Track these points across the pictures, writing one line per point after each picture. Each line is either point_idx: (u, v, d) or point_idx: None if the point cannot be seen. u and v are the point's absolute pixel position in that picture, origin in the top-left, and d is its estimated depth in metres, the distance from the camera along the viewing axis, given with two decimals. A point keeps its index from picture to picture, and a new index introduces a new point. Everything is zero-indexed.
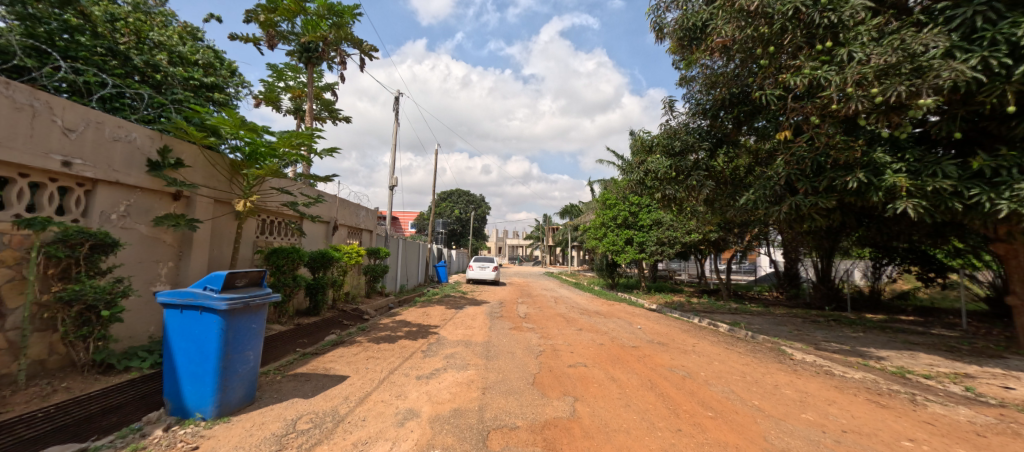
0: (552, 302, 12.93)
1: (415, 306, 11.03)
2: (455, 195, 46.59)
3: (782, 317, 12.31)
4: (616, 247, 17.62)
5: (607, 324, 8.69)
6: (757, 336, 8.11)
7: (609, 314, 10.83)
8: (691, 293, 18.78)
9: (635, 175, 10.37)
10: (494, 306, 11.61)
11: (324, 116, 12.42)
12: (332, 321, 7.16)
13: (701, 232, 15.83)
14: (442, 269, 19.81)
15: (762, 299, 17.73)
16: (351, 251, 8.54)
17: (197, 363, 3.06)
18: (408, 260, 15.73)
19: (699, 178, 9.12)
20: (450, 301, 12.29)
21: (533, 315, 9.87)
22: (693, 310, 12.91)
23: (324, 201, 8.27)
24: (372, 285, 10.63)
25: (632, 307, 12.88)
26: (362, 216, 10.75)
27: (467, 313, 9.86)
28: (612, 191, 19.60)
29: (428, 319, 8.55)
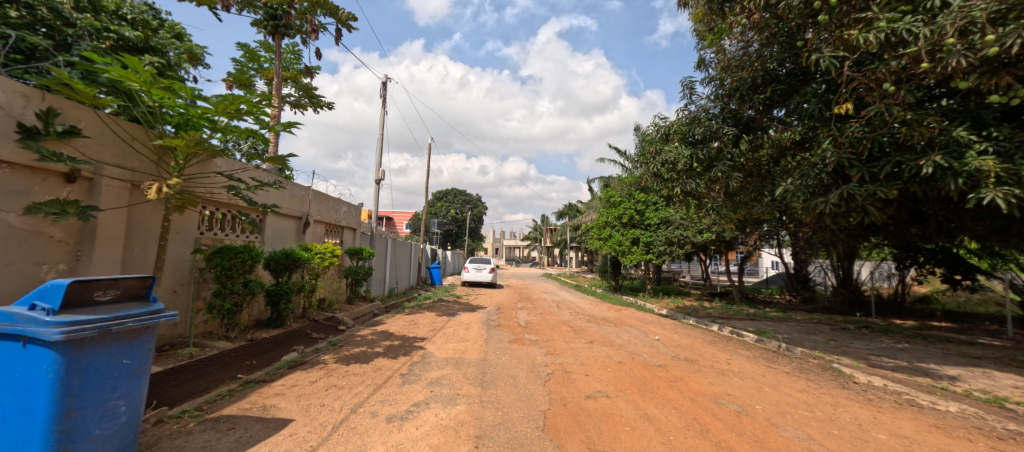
0: (554, 308, 11.77)
1: (403, 313, 9.87)
2: (451, 195, 45.43)
3: (806, 323, 11.26)
4: (621, 247, 16.52)
5: (621, 335, 7.57)
6: (795, 349, 7.02)
7: (620, 322, 9.70)
8: (701, 296, 17.67)
9: (648, 166, 9.28)
10: (491, 312, 10.47)
11: (304, 103, 11.31)
12: (297, 334, 6.01)
13: (713, 231, 14.76)
14: (435, 271, 18.64)
15: (776, 303, 16.68)
16: (326, 251, 7.39)
17: (17, 426, 1.91)
18: (398, 262, 14.56)
19: (723, 168, 8.02)
20: (443, 306, 11.14)
21: (535, 323, 8.74)
22: (708, 316, 11.83)
23: (292, 193, 7.15)
24: (354, 289, 9.48)
25: (642, 313, 11.77)
26: (342, 212, 9.60)
27: (461, 322, 8.72)
28: (617, 188, 18.51)
29: (415, 330, 7.41)
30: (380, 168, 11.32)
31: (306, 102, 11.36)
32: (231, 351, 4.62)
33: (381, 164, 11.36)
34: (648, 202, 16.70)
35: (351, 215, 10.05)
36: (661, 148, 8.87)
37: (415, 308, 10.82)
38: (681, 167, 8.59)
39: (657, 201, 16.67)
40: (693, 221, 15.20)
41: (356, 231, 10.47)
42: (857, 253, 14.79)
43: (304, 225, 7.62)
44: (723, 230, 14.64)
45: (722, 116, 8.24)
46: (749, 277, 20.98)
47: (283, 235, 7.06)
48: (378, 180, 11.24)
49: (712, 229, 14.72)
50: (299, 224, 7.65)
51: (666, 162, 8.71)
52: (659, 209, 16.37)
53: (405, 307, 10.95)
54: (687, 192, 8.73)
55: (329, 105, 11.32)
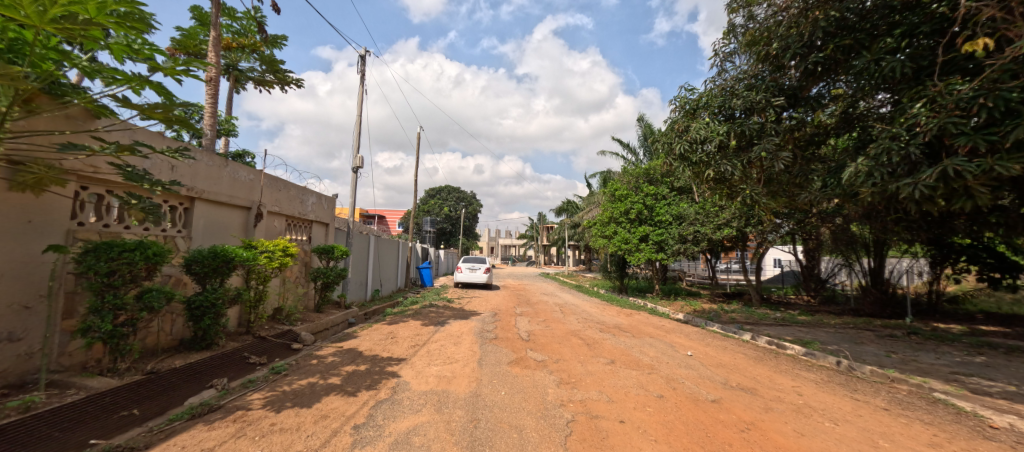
0: (558, 314, 10.33)
1: (383, 322, 8.40)
2: (444, 193, 43.88)
3: (844, 329, 9.92)
4: (629, 245, 15.13)
5: (646, 351, 6.16)
6: (865, 368, 5.64)
7: (639, 331, 8.28)
8: (714, 298, 16.29)
9: (672, 147, 7.88)
10: (485, 320, 9.03)
11: (269, 79, 9.81)
12: (226, 359, 4.51)
13: (732, 226, 13.35)
14: (425, 271, 17.15)
15: (796, 304, 15.37)
16: (285, 249, 5.92)
17: None
18: (382, 262, 13.06)
19: (768, 146, 6.58)
20: (430, 313, 9.64)
21: (538, 334, 7.30)
22: (732, 321, 10.45)
23: (229, 176, 5.66)
24: (323, 295, 8.00)
25: (657, 319, 10.39)
26: (310, 203, 8.12)
27: (449, 333, 7.26)
28: (622, 181, 17.10)
29: (390, 347, 5.94)
30: (357, 155, 9.82)
31: (272, 79, 9.87)
32: (98, 394, 3.12)
33: (358, 149, 9.83)
34: (658, 196, 15.34)
35: (320, 207, 8.55)
36: (688, 125, 7.46)
37: (398, 315, 9.36)
38: (714, 146, 7.18)
39: (667, 195, 15.30)
40: (710, 216, 13.81)
41: (330, 225, 9.01)
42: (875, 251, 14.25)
43: (257, 216, 6.16)
44: (743, 226, 13.21)
45: (764, 84, 6.80)
46: (761, 276, 19.68)
47: (224, 227, 5.61)
48: (355, 168, 9.73)
49: (730, 224, 13.32)
50: (251, 214, 6.19)
51: (695, 141, 7.29)
52: (670, 204, 14.99)
53: (387, 314, 9.49)
54: (720, 177, 7.31)
55: (298, 82, 9.84)
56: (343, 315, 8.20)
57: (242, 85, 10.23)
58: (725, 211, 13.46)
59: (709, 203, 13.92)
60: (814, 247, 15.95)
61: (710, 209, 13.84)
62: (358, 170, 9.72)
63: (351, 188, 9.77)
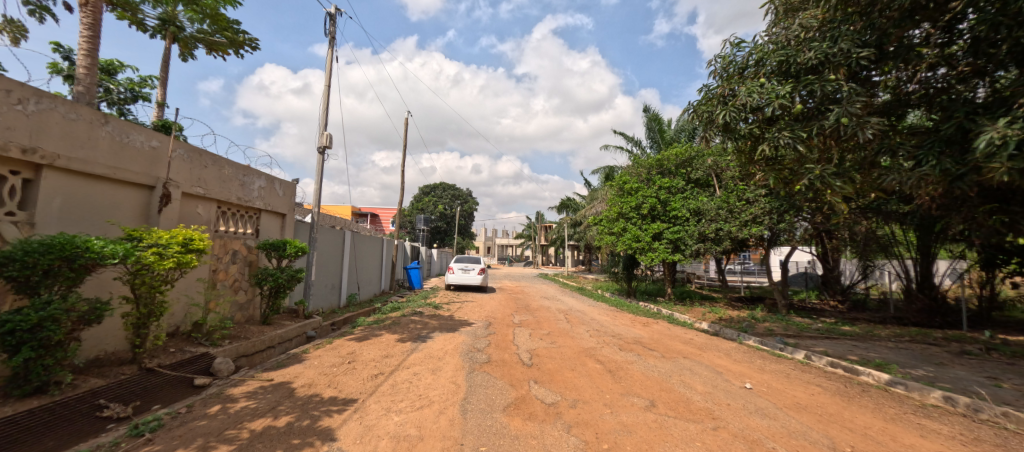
0: (564, 324, 8.74)
1: (349, 336, 6.77)
2: (439, 189, 42.11)
3: (904, 343, 8.36)
4: (642, 243, 13.57)
5: (690, 384, 4.55)
6: (997, 411, 4.07)
7: (667, 348, 6.68)
8: (733, 302, 14.76)
9: (712, 119, 6.28)
10: (476, 332, 7.40)
11: (219, 41, 8.24)
12: (58, 414, 2.86)
13: (763, 223, 11.40)
14: (414, 272, 15.54)
15: (825, 311, 13.80)
16: (190, 241, 4.06)
17: None
18: (360, 262, 11.41)
19: (851, 110, 4.96)
20: (411, 323, 8.01)
21: (542, 354, 5.70)
22: (769, 331, 8.88)
23: (112, 139, 4.01)
24: (271, 303, 6.36)
25: (681, 331, 8.81)
26: (257, 186, 6.46)
27: (428, 353, 5.65)
28: (631, 172, 15.52)
29: (342, 378, 4.33)
30: (325, 132, 8.18)
31: (223, 41, 8.29)
32: None
33: (325, 126, 8.19)
34: (673, 189, 13.71)
35: (273, 193, 6.90)
36: (735, 89, 5.86)
37: (372, 325, 7.74)
38: (771, 116, 5.58)
39: (684, 188, 13.66)
40: (736, 211, 11.92)
41: (286, 217, 7.36)
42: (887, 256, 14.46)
43: (162, 197, 4.47)
44: (776, 222, 11.21)
45: (841, 31, 5.15)
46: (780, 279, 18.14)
47: (99, 209, 3.92)
48: (321, 149, 8.08)
49: (760, 220, 11.34)
50: (155, 194, 4.49)
51: (746, 109, 5.68)
52: (688, 198, 13.32)
53: (359, 325, 7.86)
54: (775, 152, 5.65)
55: (252, 43, 8.25)
56: (297, 328, 6.57)
57: (192, 51, 8.65)
58: (754, 205, 11.55)
59: (736, 197, 12.09)
60: (843, 248, 14.38)
61: (736, 203, 11.93)
62: (325, 150, 8.07)
63: (316, 173, 8.11)
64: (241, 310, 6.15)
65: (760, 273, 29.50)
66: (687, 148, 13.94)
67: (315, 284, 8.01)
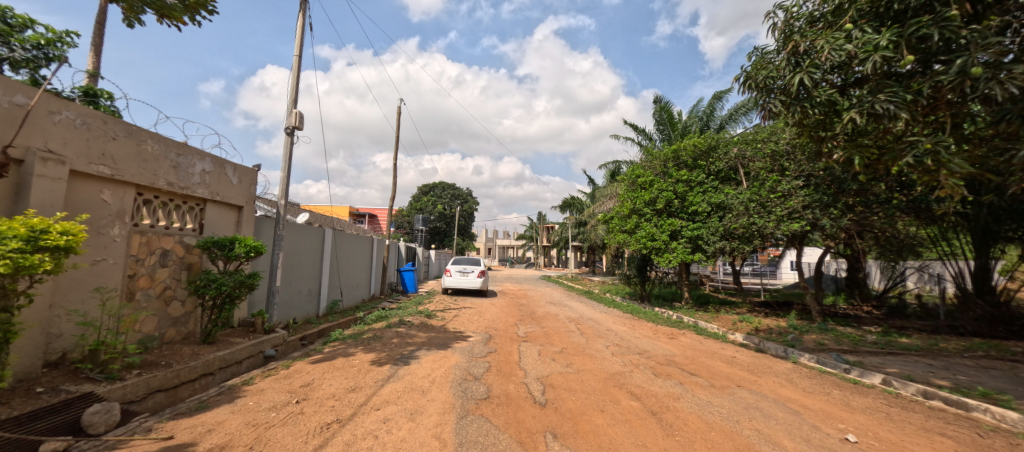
0: (577, 337, 7.39)
1: (315, 356, 5.45)
2: (438, 189, 40.41)
3: (985, 361, 6.99)
4: (658, 241, 12.18)
5: (774, 438, 3.19)
6: None
7: (711, 371, 5.35)
8: (758, 308, 13.37)
9: (773, 87, 5.02)
10: (472, 350, 6.06)
11: (170, 4, 6.90)
12: None
13: (804, 218, 9.63)
14: (408, 274, 14.20)
15: (863, 318, 12.39)
16: (43, 236, 2.69)
17: None
18: (343, 264, 10.08)
19: (983, 57, 3.76)
20: (396, 337, 6.68)
21: (557, 384, 4.35)
22: (820, 345, 7.50)
23: None
24: (215, 316, 5.07)
25: (716, 344, 7.44)
26: (199, 170, 5.18)
27: (406, 384, 4.30)
28: (644, 165, 14.15)
29: (276, 433, 3.01)
30: (294, 111, 6.90)
31: (174, 3, 6.94)
32: None
33: (295, 103, 6.91)
34: (691, 182, 12.29)
35: (222, 181, 5.61)
36: (809, 42, 4.56)
37: (348, 340, 6.42)
38: (864, 74, 4.32)
39: (705, 181, 12.23)
40: (770, 205, 10.10)
41: (243, 210, 6.07)
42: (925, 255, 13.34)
43: None
44: (819, 217, 9.49)
45: None
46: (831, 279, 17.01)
47: None
48: (290, 130, 6.79)
49: (800, 216, 9.62)
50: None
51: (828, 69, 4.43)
52: (709, 192, 11.86)
53: (333, 339, 6.55)
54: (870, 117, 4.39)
55: (210, 6, 6.93)
56: (251, 347, 5.30)
57: (140, 18, 7.32)
58: (791, 197, 9.85)
59: (768, 188, 10.43)
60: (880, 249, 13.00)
61: (769, 195, 10.19)
62: (294, 131, 6.77)
63: (284, 159, 6.80)
64: (174, 326, 4.87)
65: (775, 275, 28.00)
66: (709, 138, 12.50)
67: (279, 292, 6.64)
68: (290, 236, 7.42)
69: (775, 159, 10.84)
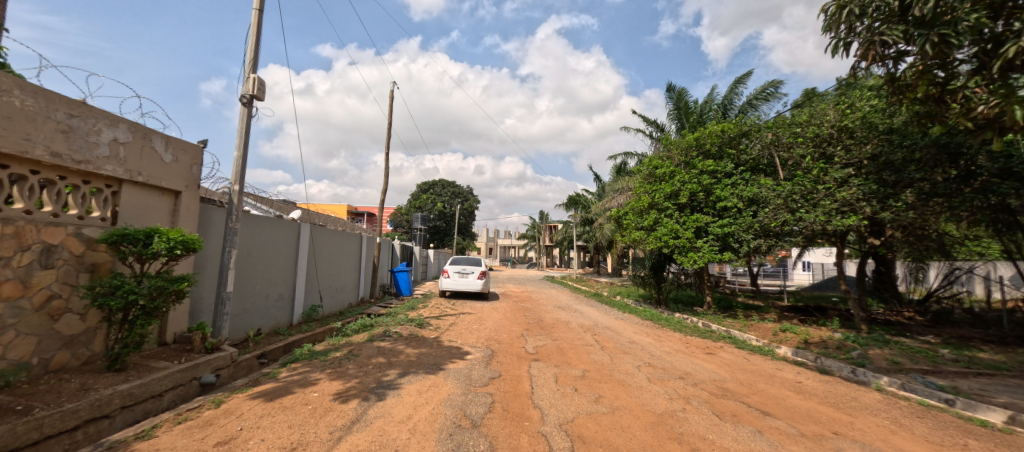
0: (598, 353, 6.09)
1: (263, 387, 4.16)
2: (438, 186, 39.16)
3: None
4: (681, 239, 10.85)
5: None
6: None
7: (785, 408, 4.05)
8: (790, 314, 12.04)
9: (882, 17, 4.44)
10: (470, 373, 4.76)
11: None
12: None
13: (861, 212, 8.36)
14: (401, 275, 12.96)
15: (910, 325, 11.03)
16: None
17: None
18: (323, 265, 8.79)
19: None
20: (375, 356, 5.38)
21: (590, 438, 3.03)
22: (894, 362, 6.16)
23: None
24: (122, 336, 3.77)
25: (767, 362, 6.13)
26: (107, 139, 3.92)
27: (376, 435, 3.02)
28: (662, 155, 12.89)
29: None
30: (250, 76, 5.59)
31: None
32: None
33: (253, 67, 5.62)
34: (718, 174, 11.03)
35: (148, 155, 4.34)
36: None
37: (314, 360, 5.12)
38: None
39: (733, 172, 10.94)
40: (817, 197, 8.74)
41: (181, 197, 4.79)
42: (958, 251, 12.62)
43: None
44: (878, 210, 8.19)
45: None
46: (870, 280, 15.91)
47: None
48: (246, 99, 5.50)
49: (858, 209, 8.33)
50: None
51: None
52: (740, 184, 10.53)
53: (296, 359, 5.25)
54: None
55: None
56: (180, 374, 4.05)
57: None
58: (843, 188, 8.56)
59: (811, 179, 9.11)
60: (924, 247, 11.71)
61: (816, 184, 8.86)
62: (252, 100, 5.49)
63: (238, 136, 5.51)
64: (67, 347, 3.61)
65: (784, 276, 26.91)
66: (738, 124, 11.25)
67: (228, 303, 5.27)
68: (252, 232, 6.16)
69: (819, 146, 9.59)
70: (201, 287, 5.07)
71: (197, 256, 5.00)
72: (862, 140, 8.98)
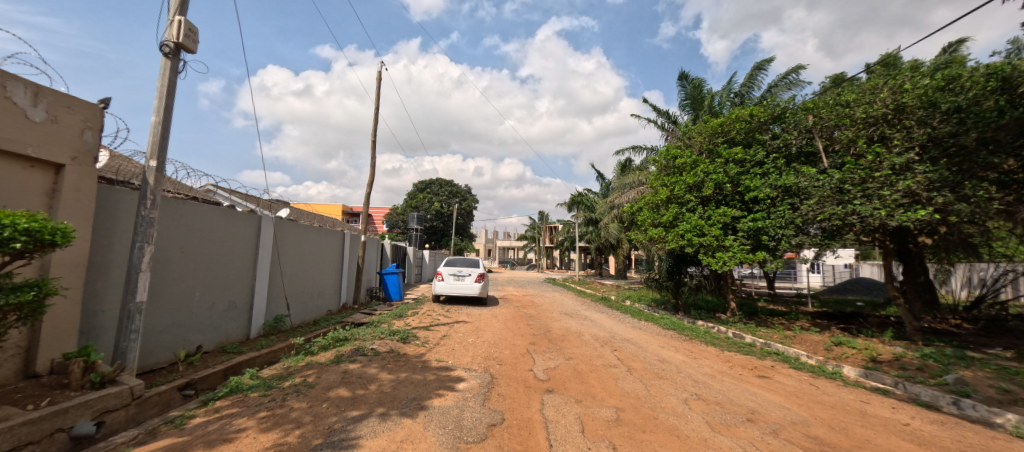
0: (627, 379, 4.75)
1: (154, 445, 2.83)
2: (435, 185, 37.89)
3: None
4: (707, 237, 9.54)
5: None
6: None
7: None
8: (826, 322, 10.73)
9: None
10: (462, 414, 3.46)
11: None
12: None
13: (931, 204, 6.91)
14: (391, 277, 11.67)
15: (966, 335, 9.73)
16: None
17: None
18: (292, 267, 7.42)
19: None
20: (335, 386, 4.03)
21: None
22: (1004, 388, 4.86)
23: None
24: None
25: (842, 390, 4.82)
26: None
27: None
28: (682, 143, 11.59)
29: None
30: (174, 19, 4.30)
31: None
32: None
33: (179, 8, 4.32)
34: (747, 163, 9.65)
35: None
36: None
37: (249, 395, 3.77)
38: None
39: (765, 161, 9.54)
40: (872, 187, 7.32)
41: (64, 172, 3.47)
42: (1010, 252, 11.35)
43: None
44: (952, 201, 6.77)
45: None
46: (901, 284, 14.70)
47: None
48: (168, 48, 4.22)
49: (927, 200, 6.89)
50: None
51: None
52: (772, 174, 9.12)
53: (227, 392, 3.90)
54: None
55: None
56: (28, 428, 2.68)
57: None
58: (907, 175, 7.14)
59: (863, 166, 7.67)
60: (970, 243, 10.49)
61: (870, 172, 7.43)
62: (177, 49, 4.22)
63: (156, 97, 4.17)
64: None
65: (796, 278, 27.89)
66: (768, 108, 9.92)
67: (137, 320, 3.90)
68: (185, 226, 4.86)
69: (868, 129, 8.22)
70: (95, 298, 3.77)
71: (90, 256, 3.70)
72: (921, 121, 7.67)
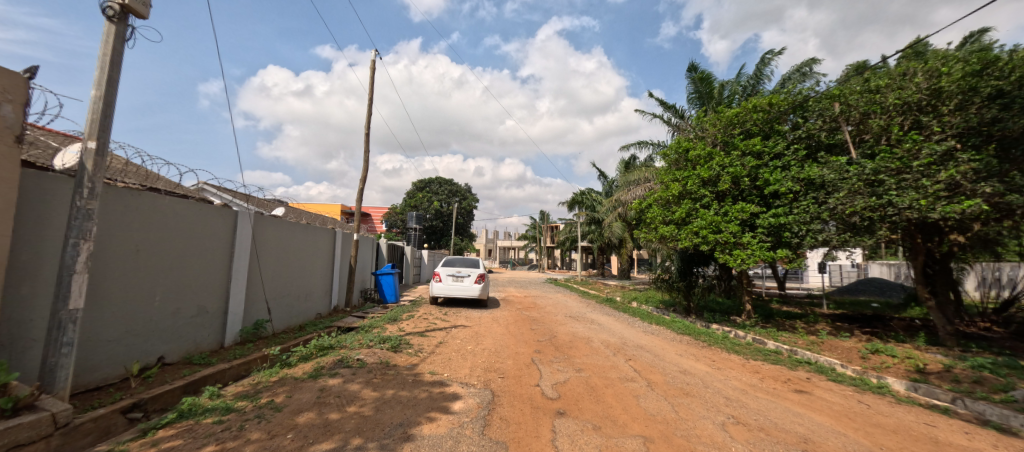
0: (650, 395, 4.13)
1: None
2: (434, 184, 37.31)
3: None
4: (724, 233, 8.89)
5: None
6: None
7: None
8: (848, 325, 10.11)
9: None
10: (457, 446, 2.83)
11: None
12: None
13: (976, 196, 6.23)
14: (386, 278, 11.06)
15: (999, 339, 9.12)
16: None
17: None
18: (275, 267, 6.79)
19: None
20: (306, 410, 3.38)
21: None
22: None
23: None
24: None
25: (897, 408, 4.17)
26: None
27: None
28: (694, 136, 10.96)
29: None
30: None
31: None
32: None
33: None
34: (767, 155, 9.01)
35: None
36: None
37: (200, 422, 3.13)
38: None
39: (785, 153, 8.88)
40: (909, 177, 6.68)
41: None
42: None
43: None
44: (1002, 192, 6.17)
45: None
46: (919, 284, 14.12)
47: None
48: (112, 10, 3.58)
49: (972, 190, 6.22)
50: None
51: None
52: (794, 167, 8.48)
53: (177, 418, 3.25)
54: None
55: None
56: None
57: None
58: (950, 164, 6.49)
59: (898, 155, 7.01)
60: (1002, 240, 9.82)
61: (906, 161, 6.77)
62: (122, 12, 3.58)
63: (97, 68, 3.54)
64: None
65: (803, 278, 27.54)
66: (789, 96, 9.28)
67: (70, 331, 3.27)
68: (145, 220, 4.27)
69: (900, 117, 7.62)
70: (18, 305, 3.14)
71: (10, 254, 3.07)
72: (960, 107, 7.06)
